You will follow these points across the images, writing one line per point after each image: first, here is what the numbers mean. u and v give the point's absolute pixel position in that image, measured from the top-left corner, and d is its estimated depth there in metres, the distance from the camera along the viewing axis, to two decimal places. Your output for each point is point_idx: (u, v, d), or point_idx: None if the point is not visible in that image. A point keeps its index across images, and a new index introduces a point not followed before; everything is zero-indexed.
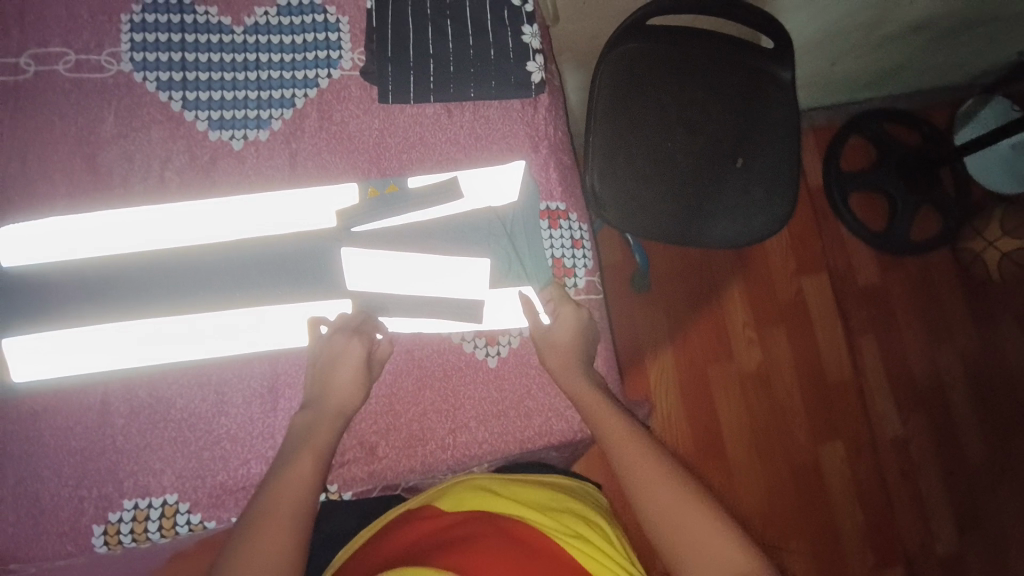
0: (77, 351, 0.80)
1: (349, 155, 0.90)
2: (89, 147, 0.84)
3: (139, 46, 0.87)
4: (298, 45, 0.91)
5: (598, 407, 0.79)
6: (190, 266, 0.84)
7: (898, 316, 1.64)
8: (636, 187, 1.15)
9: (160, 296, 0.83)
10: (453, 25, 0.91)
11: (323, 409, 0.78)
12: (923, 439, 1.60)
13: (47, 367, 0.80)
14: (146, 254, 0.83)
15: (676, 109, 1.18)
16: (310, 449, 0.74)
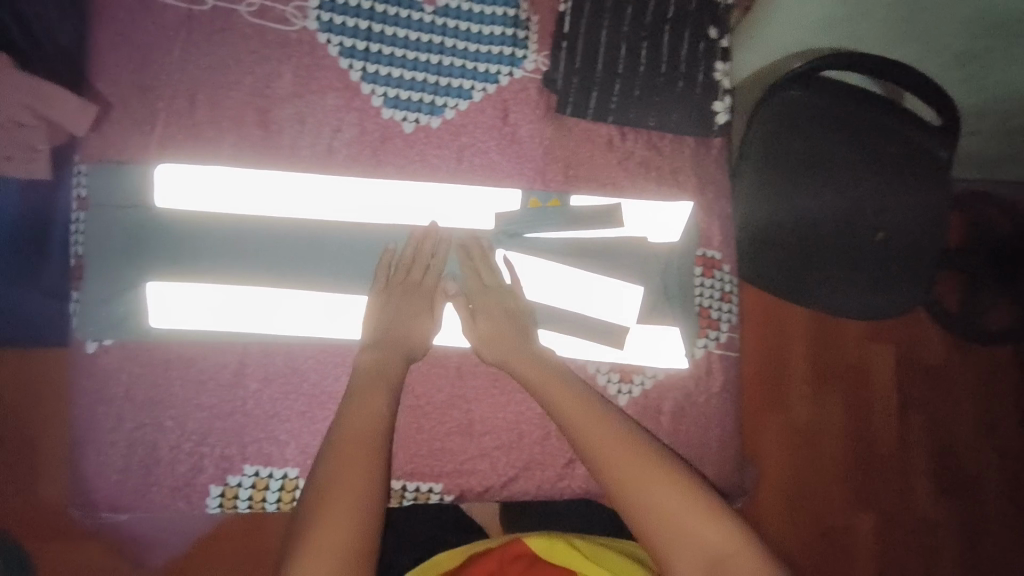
0: (214, 308, 0.79)
1: (517, 160, 0.86)
2: (263, 101, 0.81)
3: (328, 6, 0.83)
4: (485, 36, 0.87)
5: (603, 426, 0.66)
6: (331, 239, 0.81)
7: (978, 409, 1.38)
8: (771, 218, 0.97)
9: (298, 264, 0.81)
10: (648, 48, 0.87)
11: (381, 376, 0.70)
12: (953, 525, 1.34)
13: (187, 319, 0.78)
14: (294, 221, 0.81)
15: (847, 142, 0.97)
16: (366, 416, 0.65)
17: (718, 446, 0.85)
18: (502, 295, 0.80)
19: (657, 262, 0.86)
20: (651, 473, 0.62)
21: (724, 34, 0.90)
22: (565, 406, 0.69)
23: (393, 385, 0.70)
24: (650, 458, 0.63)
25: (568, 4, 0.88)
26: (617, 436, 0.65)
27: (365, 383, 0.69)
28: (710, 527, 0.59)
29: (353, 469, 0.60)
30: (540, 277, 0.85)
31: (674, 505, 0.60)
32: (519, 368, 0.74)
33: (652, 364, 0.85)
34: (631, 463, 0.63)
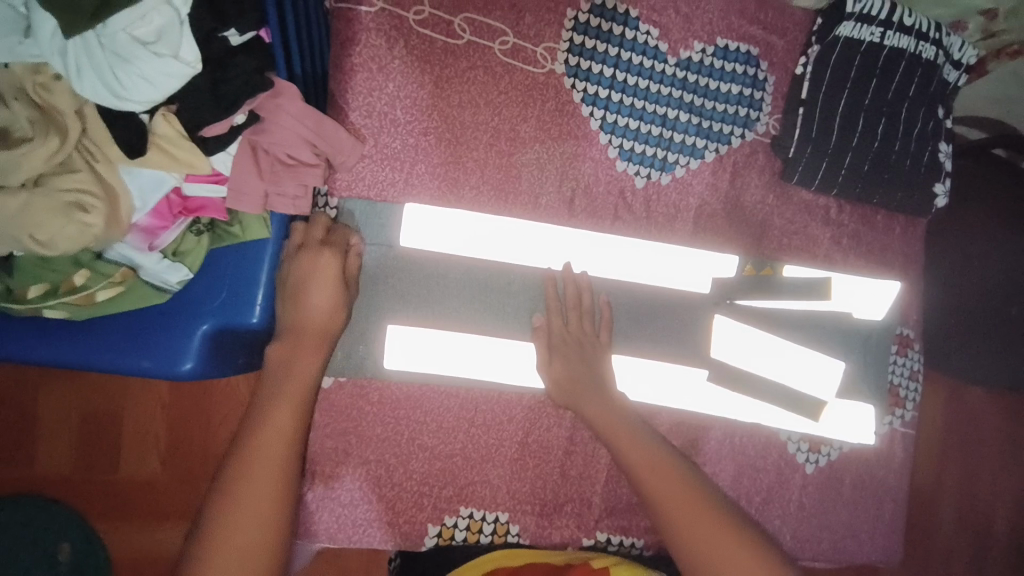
0: (445, 353, 0.78)
1: (737, 225, 0.87)
2: (507, 143, 0.80)
3: (577, 49, 0.81)
4: (722, 94, 0.86)
5: (643, 455, 0.73)
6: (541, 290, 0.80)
7: None
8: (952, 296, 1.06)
9: (516, 313, 0.80)
10: (885, 124, 0.87)
11: (290, 376, 0.65)
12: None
13: (422, 362, 0.77)
14: (515, 270, 0.80)
15: None
16: (271, 438, 0.61)
17: (890, 516, 0.90)
18: (577, 333, 0.79)
19: (862, 339, 0.88)
20: (671, 483, 0.71)
21: (948, 116, 0.91)
22: (608, 429, 0.75)
23: (306, 394, 0.65)
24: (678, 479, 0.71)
25: (807, 67, 0.86)
26: (653, 463, 0.72)
27: (278, 380, 0.65)
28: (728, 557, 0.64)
29: (261, 474, 0.59)
30: (745, 342, 0.85)
31: (688, 531, 0.67)
32: (579, 400, 0.77)
33: (842, 437, 0.88)
34: (661, 480, 0.71)
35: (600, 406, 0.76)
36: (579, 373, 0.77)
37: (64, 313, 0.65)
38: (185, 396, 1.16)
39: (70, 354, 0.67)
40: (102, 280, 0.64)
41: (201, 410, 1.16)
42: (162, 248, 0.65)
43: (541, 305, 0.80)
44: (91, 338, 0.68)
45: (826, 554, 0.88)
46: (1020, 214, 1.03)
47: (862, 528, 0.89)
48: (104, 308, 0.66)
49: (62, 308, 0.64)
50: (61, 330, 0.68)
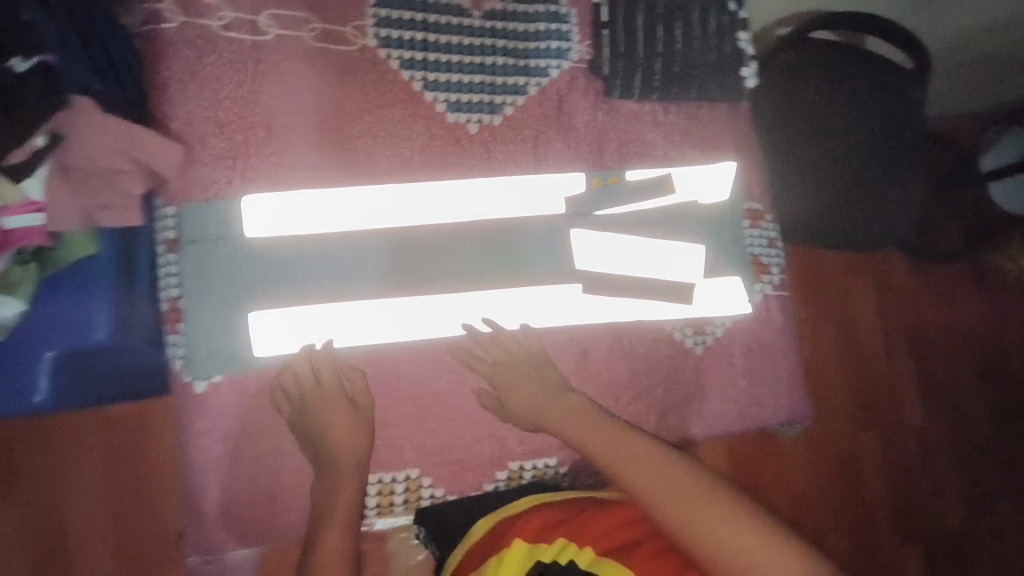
0: (314, 329, 0.83)
1: (575, 146, 0.92)
2: (336, 120, 0.84)
3: (384, 21, 0.85)
4: (532, 33, 0.92)
5: (609, 437, 0.77)
6: (408, 245, 0.86)
7: (976, 331, 1.67)
8: (785, 187, 1.25)
9: (390, 274, 0.85)
10: (681, 26, 0.95)
11: (338, 461, 0.79)
12: (938, 430, 1.62)
13: (291, 341, 0.83)
14: (375, 232, 0.85)
15: (824, 116, 1.26)
16: (337, 512, 0.77)
17: (788, 375, 0.96)
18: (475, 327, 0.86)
19: (713, 221, 0.95)
20: (716, 522, 0.67)
21: (739, 7, 0.97)
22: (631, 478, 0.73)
23: (356, 473, 0.80)
24: (640, 445, 0.76)
25: None
26: (608, 437, 0.77)
27: (327, 466, 0.79)
28: (699, 506, 0.68)
29: (331, 535, 0.76)
30: (606, 248, 0.91)
31: (657, 493, 0.71)
32: (604, 460, 0.76)
33: (720, 314, 0.95)
34: (708, 516, 0.67)
35: (624, 453, 0.75)
36: (509, 373, 0.84)
37: None
38: (96, 491, 1.07)
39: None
40: None
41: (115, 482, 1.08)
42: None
43: (403, 257, 0.86)
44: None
45: (737, 424, 0.94)
46: (803, 105, 1.25)
47: (764, 392, 0.95)
48: None
49: None
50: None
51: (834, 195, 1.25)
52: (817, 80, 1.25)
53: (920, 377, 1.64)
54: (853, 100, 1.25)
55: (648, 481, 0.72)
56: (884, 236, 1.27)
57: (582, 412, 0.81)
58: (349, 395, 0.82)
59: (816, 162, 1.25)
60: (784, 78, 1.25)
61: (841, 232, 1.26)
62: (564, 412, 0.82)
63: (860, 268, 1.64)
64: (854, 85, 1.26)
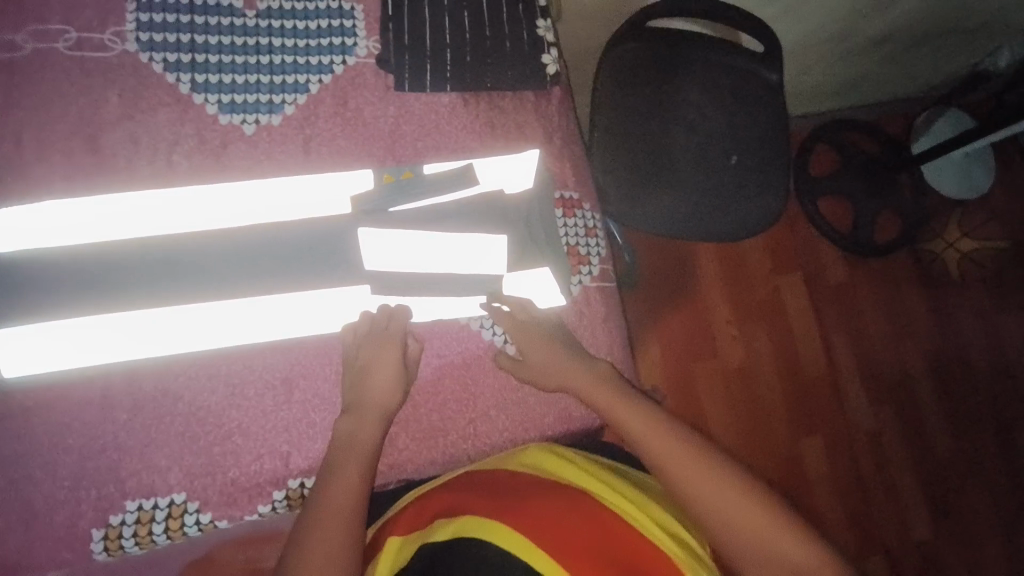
0: (69, 347, 0.76)
1: (363, 141, 0.88)
2: (92, 128, 0.81)
3: (145, 26, 0.84)
4: (313, 31, 0.90)
5: (626, 409, 0.75)
6: (179, 254, 0.80)
7: (923, 331, 1.82)
8: (635, 178, 1.23)
9: (158, 285, 0.78)
10: (469, 16, 0.92)
11: (354, 444, 0.70)
12: (885, 429, 1.74)
13: (39, 363, 0.75)
14: (138, 242, 0.79)
15: (671, 104, 1.25)
16: (345, 493, 0.66)
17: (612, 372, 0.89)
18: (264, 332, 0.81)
19: (518, 212, 0.90)
20: (709, 480, 0.67)
21: None
22: (669, 457, 0.69)
23: (370, 458, 0.70)
24: (655, 423, 0.73)
25: None
26: (627, 408, 0.75)
27: (343, 450, 0.70)
28: (724, 496, 0.66)
29: (336, 536, 0.62)
30: (400, 245, 0.86)
31: (687, 484, 0.68)
32: (603, 411, 0.77)
33: (534, 309, 0.89)
34: (694, 470, 0.68)
35: (638, 422, 0.73)
36: (354, 372, 0.76)
37: None
38: None
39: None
40: None
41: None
42: None
43: (173, 268, 0.79)
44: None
45: (555, 428, 0.87)
46: (647, 94, 1.24)
47: None
48: None
49: None
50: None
51: (687, 183, 1.24)
52: (658, 71, 1.24)
53: (892, 374, 1.78)
54: (697, 94, 1.25)
55: (666, 461, 0.69)
56: (742, 219, 1.23)
57: (598, 375, 0.79)
58: (404, 355, 0.77)
59: (664, 151, 1.25)
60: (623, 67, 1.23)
61: (697, 219, 1.23)
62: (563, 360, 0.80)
63: (785, 268, 1.80)
64: (702, 78, 1.25)
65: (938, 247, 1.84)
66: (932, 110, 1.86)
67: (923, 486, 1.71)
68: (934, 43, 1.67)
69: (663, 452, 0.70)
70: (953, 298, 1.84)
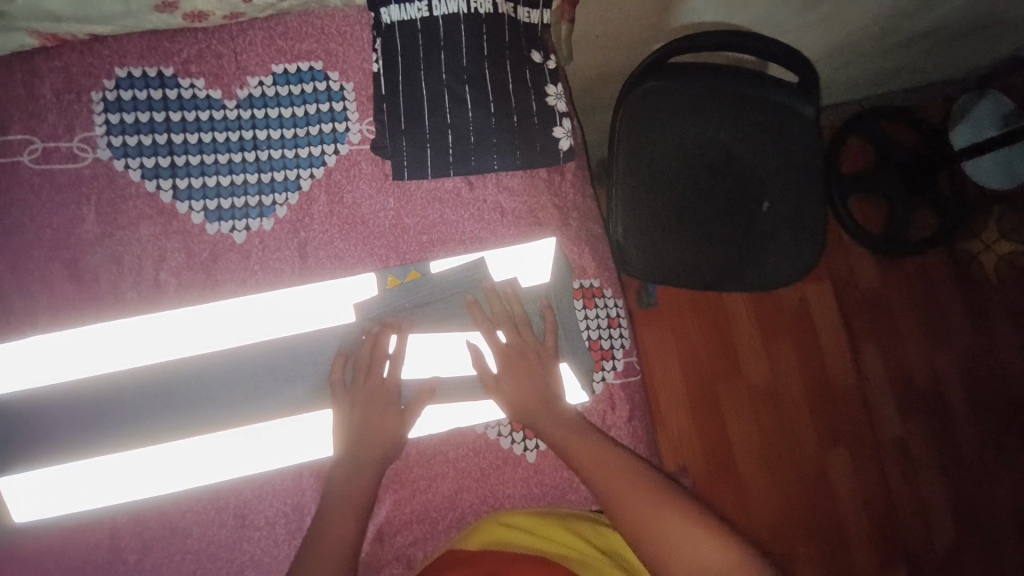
0: (77, 489, 0.73)
1: (365, 242, 0.81)
2: (71, 251, 0.75)
3: (116, 128, 0.76)
4: (300, 118, 0.81)
5: (576, 440, 0.75)
6: (179, 382, 0.75)
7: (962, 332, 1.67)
8: (661, 228, 1.11)
9: (159, 417, 0.74)
10: (472, 92, 0.81)
11: (346, 493, 0.73)
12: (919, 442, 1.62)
13: (50, 507, 0.72)
14: (137, 372, 0.74)
15: (697, 145, 1.13)
16: (348, 497, 0.73)
17: None
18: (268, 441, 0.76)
19: (530, 308, 0.83)
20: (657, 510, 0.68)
21: (548, 55, 0.86)
22: (617, 490, 0.71)
23: (381, 459, 0.76)
24: (613, 455, 0.74)
25: (380, 62, 0.82)
26: (576, 438, 0.76)
27: (354, 459, 0.74)
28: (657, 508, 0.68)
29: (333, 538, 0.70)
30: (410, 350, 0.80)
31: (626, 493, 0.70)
32: (566, 449, 0.75)
33: None
34: (626, 492, 0.70)
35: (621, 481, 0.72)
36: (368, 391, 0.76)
37: None
38: None
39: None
40: None
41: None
42: None
43: (180, 396, 0.75)
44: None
45: None
46: (670, 133, 1.12)
47: None
48: None
49: None
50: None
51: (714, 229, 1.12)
52: (680, 109, 1.12)
53: (925, 385, 1.64)
54: (723, 131, 1.13)
55: (610, 473, 0.72)
56: (777, 269, 1.11)
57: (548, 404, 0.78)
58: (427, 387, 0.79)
59: (692, 196, 1.12)
60: (641, 112, 1.12)
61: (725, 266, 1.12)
62: (555, 425, 0.77)
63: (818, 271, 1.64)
64: (726, 112, 1.13)
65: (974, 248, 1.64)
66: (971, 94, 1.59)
67: (954, 498, 1.59)
68: (989, 30, 1.50)
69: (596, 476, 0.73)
70: (989, 310, 1.68)
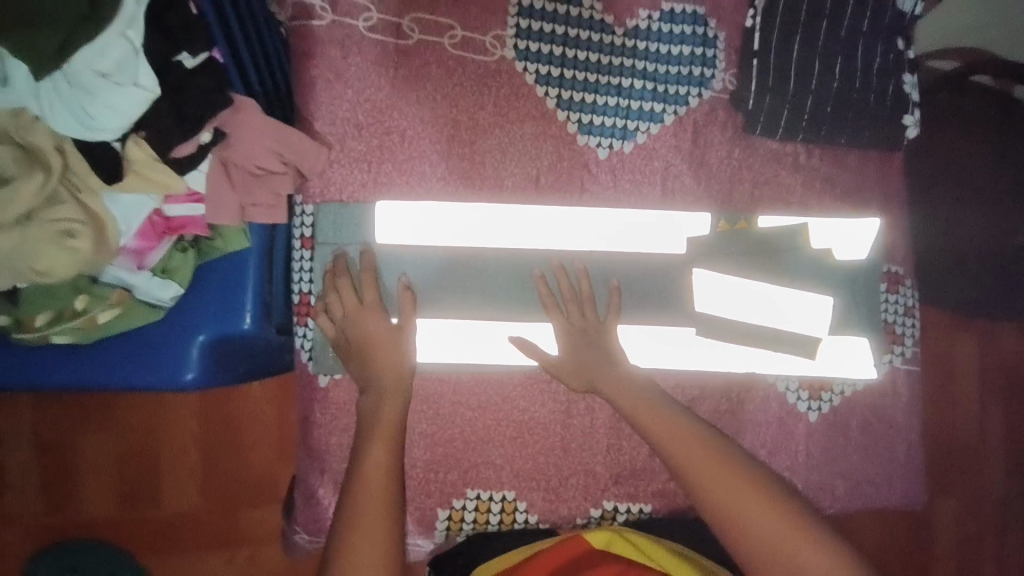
0: (432, 342, 0.80)
1: (708, 185, 0.88)
2: (469, 133, 0.82)
3: (525, 33, 0.84)
4: (674, 56, 0.87)
5: (652, 413, 0.73)
6: (516, 270, 0.82)
7: None
8: None
9: (503, 296, 0.81)
10: (841, 62, 0.87)
11: (377, 420, 0.71)
12: None
13: None
14: (497, 253, 0.82)
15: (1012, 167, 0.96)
16: (375, 471, 0.67)
17: (906, 457, 0.89)
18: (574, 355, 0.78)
19: (842, 278, 0.87)
20: (749, 505, 0.66)
21: (908, 45, 0.89)
22: (679, 451, 0.70)
23: (393, 427, 0.71)
24: (679, 421, 0.72)
25: (755, 19, 0.87)
26: (643, 402, 0.74)
27: (367, 425, 0.72)
28: (747, 502, 0.66)
29: (371, 519, 0.64)
30: (721, 287, 0.85)
31: (692, 462, 0.69)
32: (623, 403, 0.75)
33: (849, 376, 0.87)
34: (705, 466, 0.68)
35: (693, 452, 0.69)
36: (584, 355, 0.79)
37: (71, 338, 0.68)
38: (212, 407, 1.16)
39: (38, 380, 0.70)
40: (102, 303, 0.68)
41: (225, 426, 1.16)
42: (151, 267, 0.69)
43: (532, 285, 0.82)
44: (82, 364, 0.70)
45: (841, 502, 0.88)
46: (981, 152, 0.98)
47: (878, 472, 0.88)
48: (107, 329, 0.69)
49: (70, 333, 0.68)
50: (28, 360, 0.70)
51: None
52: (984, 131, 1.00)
53: None
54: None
55: (686, 443, 0.70)
56: None
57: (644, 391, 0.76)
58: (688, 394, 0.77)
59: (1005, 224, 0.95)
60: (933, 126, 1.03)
61: None
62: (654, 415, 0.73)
63: None
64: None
65: None
66: None
67: None
68: None
69: (662, 439, 0.71)
70: None
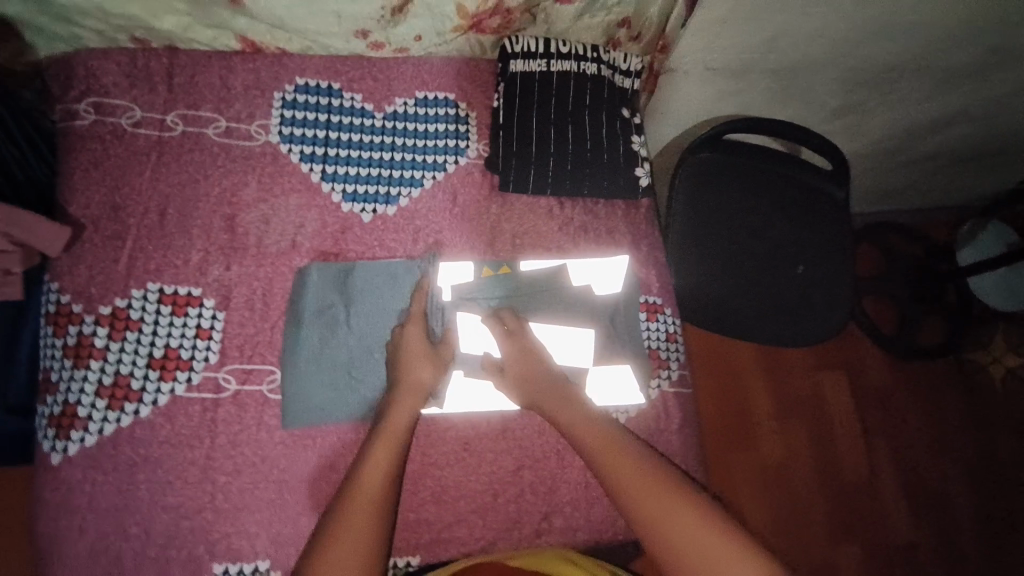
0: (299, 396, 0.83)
1: (466, 235, 0.96)
2: (231, 207, 0.89)
3: (288, 121, 0.94)
4: (429, 132, 0.99)
5: (597, 433, 0.77)
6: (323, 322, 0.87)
7: (964, 439, 1.61)
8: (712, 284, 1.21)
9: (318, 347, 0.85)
10: (572, 130, 1.00)
11: (392, 421, 0.76)
12: (927, 547, 1.51)
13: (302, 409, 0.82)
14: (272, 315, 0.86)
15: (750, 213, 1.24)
16: (372, 481, 0.70)
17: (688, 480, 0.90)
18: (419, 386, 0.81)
19: (601, 313, 0.95)
20: (677, 515, 0.67)
21: (634, 114, 1.05)
22: (607, 459, 0.74)
23: (404, 437, 0.75)
24: (611, 434, 0.77)
25: (500, 99, 1.00)
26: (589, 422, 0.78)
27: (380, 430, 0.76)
28: (670, 507, 0.68)
29: (357, 532, 0.66)
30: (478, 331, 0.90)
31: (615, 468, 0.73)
32: (565, 419, 0.80)
33: (619, 404, 0.91)
34: (624, 468, 0.73)
35: (620, 461, 0.73)
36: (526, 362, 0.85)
37: None
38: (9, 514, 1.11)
39: None
40: None
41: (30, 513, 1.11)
42: None
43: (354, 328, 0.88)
44: None
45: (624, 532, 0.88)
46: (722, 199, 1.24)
47: None
48: None
49: None
50: None
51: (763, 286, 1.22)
52: (732, 183, 1.24)
53: (931, 493, 1.56)
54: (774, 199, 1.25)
55: (613, 452, 0.74)
56: (807, 332, 1.21)
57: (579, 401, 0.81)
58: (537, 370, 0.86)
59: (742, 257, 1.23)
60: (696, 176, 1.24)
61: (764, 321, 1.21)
62: (580, 415, 0.79)
63: (830, 361, 1.65)
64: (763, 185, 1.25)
65: (980, 359, 1.68)
66: (976, 221, 1.67)
67: None
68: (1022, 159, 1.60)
69: (591, 445, 0.76)
70: (992, 421, 1.63)
